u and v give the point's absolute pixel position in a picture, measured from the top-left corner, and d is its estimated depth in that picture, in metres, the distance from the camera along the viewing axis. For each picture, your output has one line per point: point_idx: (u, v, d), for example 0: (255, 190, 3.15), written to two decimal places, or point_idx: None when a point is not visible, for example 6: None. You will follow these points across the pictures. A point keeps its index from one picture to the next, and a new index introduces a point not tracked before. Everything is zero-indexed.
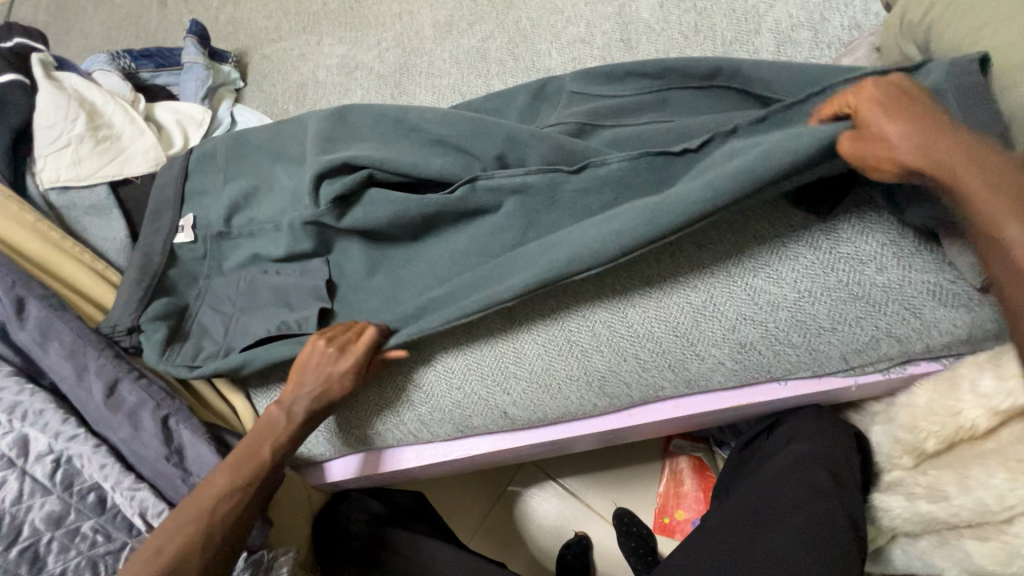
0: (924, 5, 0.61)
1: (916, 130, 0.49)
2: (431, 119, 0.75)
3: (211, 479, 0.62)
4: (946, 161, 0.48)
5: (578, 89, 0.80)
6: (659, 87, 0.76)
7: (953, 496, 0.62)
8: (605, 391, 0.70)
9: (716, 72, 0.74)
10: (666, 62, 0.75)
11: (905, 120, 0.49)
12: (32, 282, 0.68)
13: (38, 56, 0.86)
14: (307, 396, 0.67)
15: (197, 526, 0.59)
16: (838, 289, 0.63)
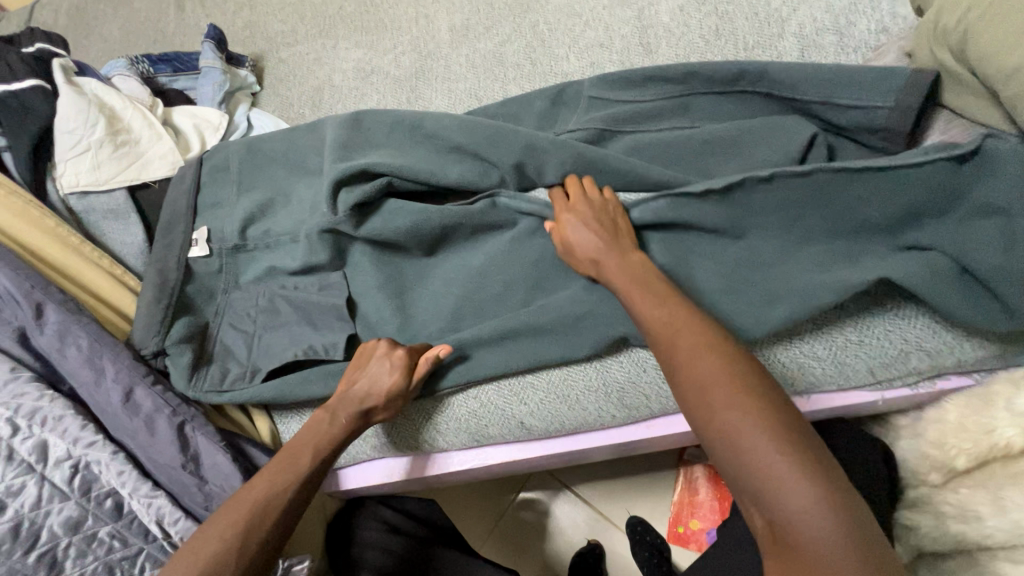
0: (962, 8, 0.59)
1: (590, 225, 0.63)
2: (447, 126, 0.74)
3: (256, 482, 0.60)
4: (597, 253, 0.62)
5: (596, 93, 0.78)
6: (680, 93, 0.75)
7: (985, 517, 0.60)
8: (624, 402, 0.69)
9: (739, 77, 0.72)
10: (688, 66, 0.74)
11: (580, 224, 0.64)
12: (50, 286, 0.67)
13: (59, 61, 0.87)
14: (352, 398, 0.66)
15: (239, 524, 0.56)
16: (868, 311, 0.63)
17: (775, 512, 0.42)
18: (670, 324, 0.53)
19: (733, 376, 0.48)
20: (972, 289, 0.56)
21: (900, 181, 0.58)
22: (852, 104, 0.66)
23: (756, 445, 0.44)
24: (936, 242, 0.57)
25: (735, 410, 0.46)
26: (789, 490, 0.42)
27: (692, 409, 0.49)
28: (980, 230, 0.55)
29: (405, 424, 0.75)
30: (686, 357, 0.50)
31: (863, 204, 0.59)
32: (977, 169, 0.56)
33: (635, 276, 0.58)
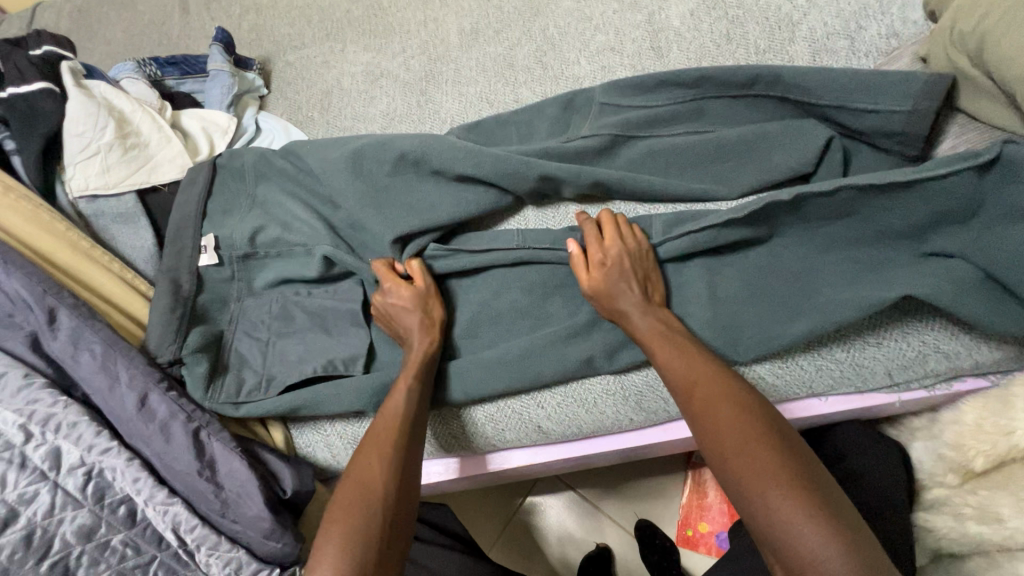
0: (977, 13, 0.60)
1: (624, 274, 0.64)
2: (454, 160, 0.73)
3: (378, 425, 0.62)
4: (626, 306, 0.64)
5: (607, 100, 0.78)
6: (694, 97, 0.74)
7: (1007, 518, 0.60)
8: (642, 406, 0.69)
9: (753, 81, 0.71)
10: (702, 70, 0.73)
11: (613, 268, 0.64)
12: (62, 290, 0.67)
13: (67, 63, 0.86)
14: (412, 326, 0.70)
15: (382, 451, 0.59)
16: (890, 320, 0.64)
17: (797, 562, 0.44)
18: (689, 370, 0.57)
19: (751, 431, 0.51)
20: (998, 295, 0.57)
21: (928, 193, 0.58)
22: (867, 108, 0.66)
23: (775, 497, 0.47)
24: (958, 250, 0.58)
25: (753, 463, 0.49)
26: (808, 540, 0.44)
27: (715, 460, 0.52)
28: (1009, 233, 0.55)
29: (438, 427, 0.74)
30: (706, 408, 0.54)
31: (888, 213, 0.61)
32: (1002, 174, 0.55)
33: (659, 329, 0.62)
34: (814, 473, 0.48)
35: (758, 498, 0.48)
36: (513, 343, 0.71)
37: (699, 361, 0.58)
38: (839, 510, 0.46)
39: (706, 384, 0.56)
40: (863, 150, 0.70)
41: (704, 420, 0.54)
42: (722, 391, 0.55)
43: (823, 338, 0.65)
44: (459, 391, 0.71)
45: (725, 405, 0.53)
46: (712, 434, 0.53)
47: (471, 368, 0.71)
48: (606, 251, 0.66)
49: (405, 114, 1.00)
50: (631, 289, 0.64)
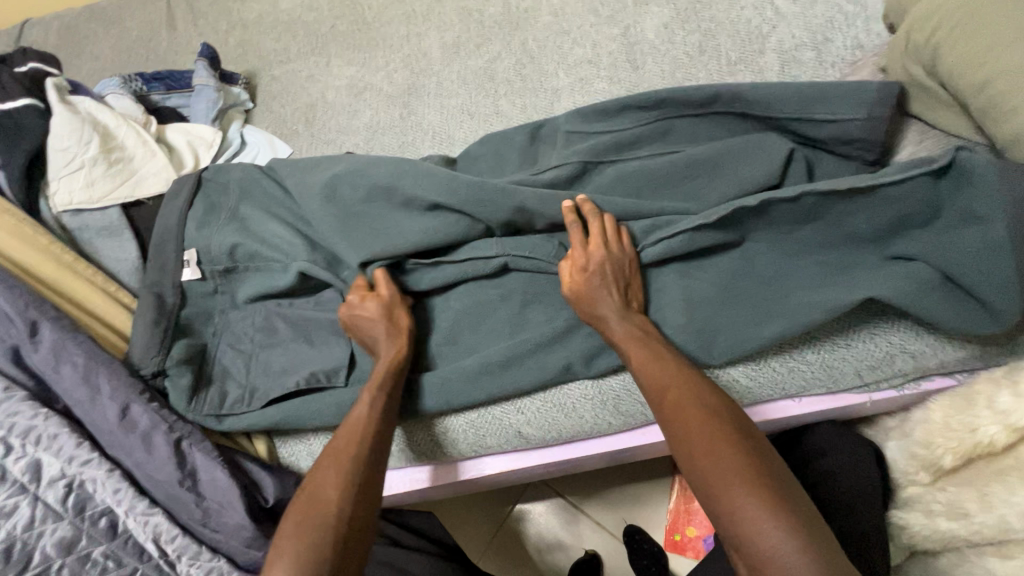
0: (929, 29, 0.62)
1: (606, 281, 0.65)
2: (426, 188, 0.74)
3: (341, 436, 0.62)
4: (604, 311, 0.65)
5: (573, 128, 0.80)
6: (657, 118, 0.77)
7: (974, 513, 0.61)
8: (620, 410, 0.71)
9: (712, 100, 0.74)
10: (661, 92, 0.75)
11: (592, 274, 0.66)
12: (44, 303, 0.67)
13: (52, 80, 0.87)
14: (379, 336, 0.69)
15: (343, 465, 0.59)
16: (858, 323, 0.65)
17: (759, 558, 0.46)
18: (661, 374, 0.59)
19: (718, 432, 0.52)
20: (958, 295, 0.59)
21: (885, 199, 0.61)
22: (826, 119, 0.68)
23: (740, 497, 0.48)
24: (919, 252, 0.60)
25: (720, 463, 0.50)
26: (771, 538, 0.45)
27: (685, 461, 0.53)
28: (964, 237, 0.57)
29: (420, 434, 0.75)
30: (676, 410, 0.56)
31: (851, 216, 0.63)
32: (955, 179, 0.58)
33: (634, 333, 0.63)
34: (779, 474, 0.50)
35: (724, 498, 0.49)
36: (493, 353, 0.71)
37: (671, 365, 0.59)
38: (798, 509, 0.47)
39: (676, 387, 0.57)
40: (826, 159, 0.71)
41: (674, 421, 0.55)
42: (691, 393, 0.56)
43: (794, 340, 0.66)
44: (442, 400, 0.71)
45: (694, 407, 0.55)
46: (681, 436, 0.54)
47: (454, 376, 0.71)
48: (591, 256, 0.66)
49: (388, 126, 1.01)
50: (610, 294, 0.65)
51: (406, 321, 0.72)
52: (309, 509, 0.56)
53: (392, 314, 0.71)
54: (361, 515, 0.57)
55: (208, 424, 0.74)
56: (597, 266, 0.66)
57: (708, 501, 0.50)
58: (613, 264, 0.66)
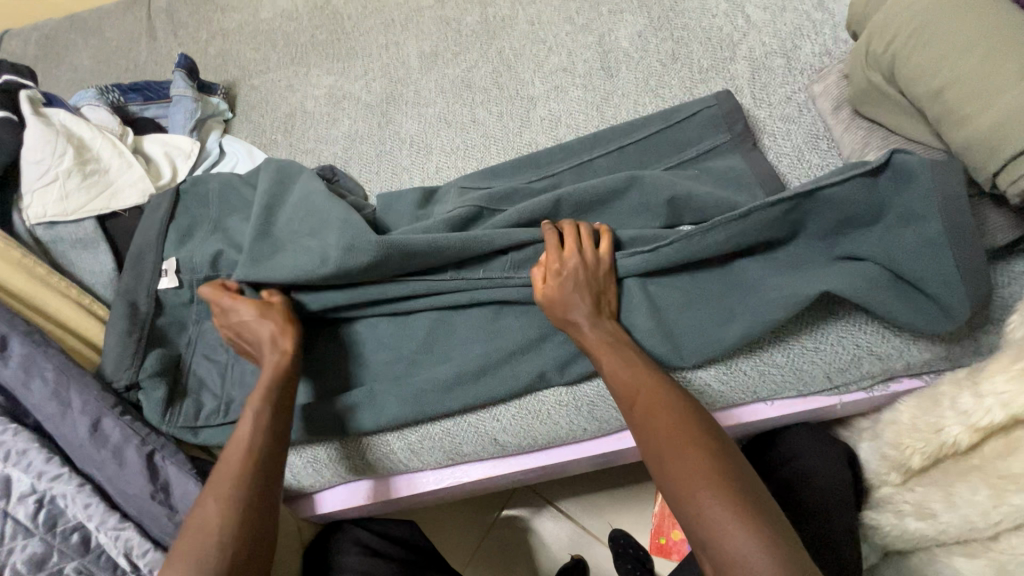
0: (886, 37, 0.64)
1: (580, 287, 0.65)
2: (331, 217, 0.74)
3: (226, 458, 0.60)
4: (576, 317, 0.64)
5: (466, 185, 0.83)
6: (544, 175, 0.82)
7: (940, 513, 0.62)
8: (595, 415, 0.71)
9: (592, 147, 0.82)
10: (544, 151, 0.83)
11: (563, 279, 0.65)
12: (14, 318, 0.67)
13: (26, 92, 0.87)
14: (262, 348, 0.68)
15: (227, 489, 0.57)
16: (823, 324, 0.67)
17: (723, 562, 0.46)
18: (632, 378, 0.59)
19: (687, 436, 0.53)
20: (908, 292, 0.60)
21: (833, 203, 0.62)
22: (695, 145, 0.79)
23: (706, 499, 0.48)
24: (869, 253, 0.62)
25: (687, 466, 0.51)
26: (736, 541, 0.46)
27: (654, 464, 0.53)
28: (904, 236, 0.59)
29: (381, 445, 0.75)
30: (646, 415, 0.56)
31: (808, 221, 0.64)
32: (894, 180, 0.60)
33: (607, 337, 0.64)
34: (745, 477, 0.50)
35: (691, 501, 0.49)
36: (468, 362, 0.72)
37: (643, 370, 0.60)
38: (764, 511, 0.48)
39: (646, 392, 0.58)
40: (749, 179, 0.74)
41: (644, 426, 0.56)
42: (661, 398, 0.57)
43: (762, 343, 0.67)
44: (418, 409, 0.72)
45: (663, 412, 0.55)
46: (651, 442, 0.54)
47: (432, 386, 0.72)
48: (564, 261, 0.66)
49: (367, 135, 1.02)
50: (583, 300, 0.64)
51: (241, 308, 0.69)
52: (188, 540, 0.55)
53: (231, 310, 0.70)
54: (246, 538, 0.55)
55: (183, 438, 0.74)
56: (570, 274, 0.65)
57: (676, 506, 0.51)
58: (585, 272, 0.66)
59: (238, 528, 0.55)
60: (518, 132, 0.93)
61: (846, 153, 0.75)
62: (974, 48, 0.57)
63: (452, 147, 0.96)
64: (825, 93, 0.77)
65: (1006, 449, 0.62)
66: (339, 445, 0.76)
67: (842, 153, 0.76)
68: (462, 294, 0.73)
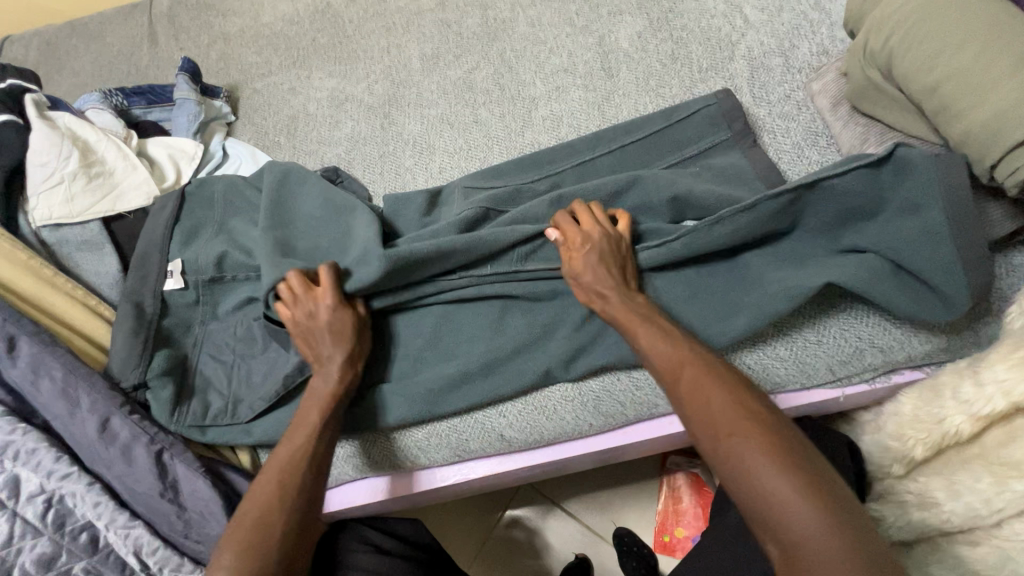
0: (884, 33, 0.65)
1: (604, 259, 0.65)
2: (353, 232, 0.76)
3: (282, 463, 0.62)
4: (606, 293, 0.64)
5: (471, 184, 0.84)
6: (548, 174, 0.82)
7: (943, 502, 0.63)
8: (601, 410, 0.72)
9: (595, 144, 0.82)
10: (546, 151, 0.84)
11: (589, 253, 0.66)
12: (22, 318, 0.67)
13: (31, 96, 0.87)
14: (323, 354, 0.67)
15: (286, 492, 0.60)
16: (825, 316, 0.68)
17: (786, 535, 0.45)
18: (672, 351, 0.58)
19: (738, 408, 0.52)
20: (909, 283, 0.61)
21: (833, 194, 0.63)
22: (699, 141, 0.80)
23: (766, 470, 0.48)
24: (870, 245, 0.63)
25: (743, 437, 0.50)
26: (803, 513, 0.45)
27: (704, 439, 0.52)
28: (904, 228, 0.61)
29: (387, 442, 0.76)
30: (692, 387, 0.55)
31: (808, 215, 0.66)
32: (894, 172, 0.61)
33: (640, 312, 0.63)
34: (800, 447, 0.49)
35: (747, 475, 0.48)
36: (473, 360, 0.72)
37: (682, 343, 0.59)
38: (824, 481, 0.47)
39: (689, 365, 0.57)
40: (749, 177, 0.75)
41: (689, 400, 0.55)
42: (706, 370, 0.56)
43: (765, 337, 0.68)
44: (425, 407, 0.72)
45: (709, 383, 0.55)
46: (699, 415, 0.54)
47: (439, 383, 0.72)
48: (586, 236, 0.67)
49: (369, 136, 1.02)
50: (610, 278, 0.65)
51: (328, 299, 0.67)
52: (247, 535, 0.57)
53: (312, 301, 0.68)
54: (298, 538, 0.59)
55: (191, 437, 0.74)
56: (595, 248, 0.66)
57: (730, 479, 0.50)
58: (609, 245, 0.66)
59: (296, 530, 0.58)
60: (520, 132, 0.94)
61: (845, 149, 0.76)
62: (970, 44, 0.58)
63: (455, 147, 0.97)
64: (824, 91, 0.79)
65: (1007, 438, 0.62)
66: (348, 444, 0.77)
67: (841, 149, 0.77)
68: (466, 289, 0.73)
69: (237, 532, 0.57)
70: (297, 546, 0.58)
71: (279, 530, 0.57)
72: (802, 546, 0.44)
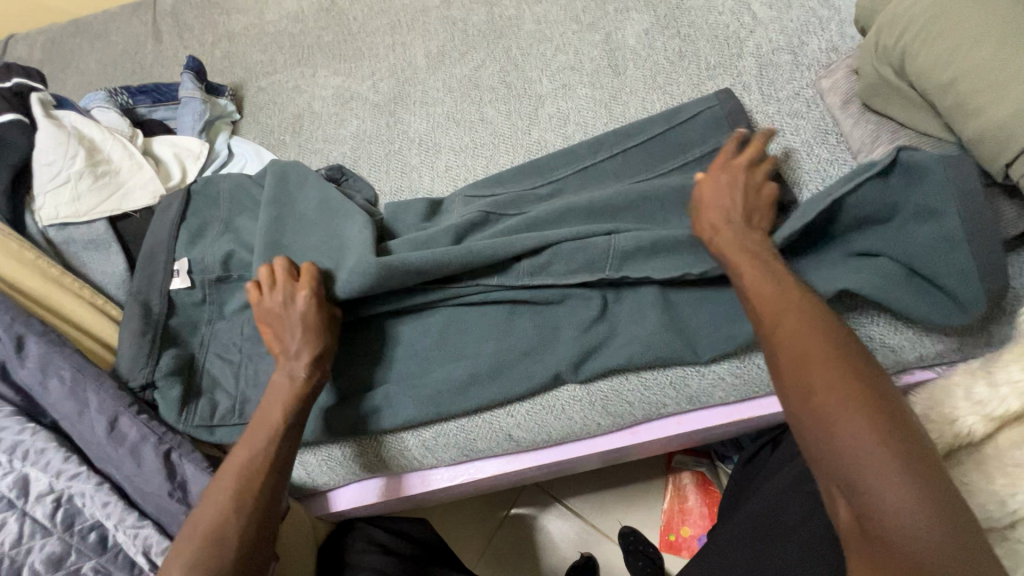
0: (896, 31, 0.65)
1: (739, 197, 0.64)
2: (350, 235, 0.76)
3: (237, 469, 0.61)
4: (722, 229, 0.63)
5: (470, 193, 0.83)
6: (548, 181, 0.82)
7: None
8: (609, 410, 0.72)
9: (596, 148, 0.82)
10: (544, 159, 0.83)
11: (728, 187, 0.65)
12: (30, 318, 0.67)
13: (37, 95, 0.87)
14: (292, 353, 0.67)
15: (245, 497, 0.59)
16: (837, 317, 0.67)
17: (866, 503, 0.44)
18: (777, 297, 0.55)
19: (842, 366, 0.49)
20: (922, 286, 0.61)
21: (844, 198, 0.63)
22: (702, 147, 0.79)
23: (862, 433, 0.45)
24: (883, 248, 0.63)
25: (843, 394, 0.47)
26: (891, 486, 0.43)
27: (796, 389, 0.50)
28: (918, 232, 0.60)
29: (392, 444, 0.76)
30: (792, 335, 0.52)
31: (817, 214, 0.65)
32: (904, 177, 0.61)
33: (750, 249, 0.60)
34: (905, 419, 0.47)
35: (840, 434, 0.46)
36: (481, 363, 0.72)
37: (789, 290, 0.56)
38: (923, 461, 0.44)
39: (793, 313, 0.54)
40: None
41: (786, 346, 0.52)
42: (815, 321, 0.53)
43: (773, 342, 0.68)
44: (434, 409, 0.72)
45: (815, 335, 0.52)
46: (792, 365, 0.51)
47: (449, 386, 0.72)
48: (736, 171, 0.65)
49: (375, 134, 1.02)
50: (736, 218, 0.63)
51: (304, 292, 0.67)
52: (200, 544, 0.57)
53: (288, 293, 0.68)
54: (257, 544, 0.58)
55: (199, 436, 0.75)
56: (735, 183, 0.65)
57: (818, 434, 0.48)
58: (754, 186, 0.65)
59: (255, 535, 0.58)
60: (527, 130, 0.94)
61: (856, 147, 0.75)
62: (985, 41, 0.58)
63: (461, 146, 0.96)
64: (833, 90, 0.78)
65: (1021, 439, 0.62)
66: (356, 444, 0.76)
67: (851, 148, 0.76)
68: (474, 295, 0.74)
69: (189, 541, 0.57)
70: (256, 552, 0.58)
71: (235, 538, 0.57)
72: (884, 519, 0.43)
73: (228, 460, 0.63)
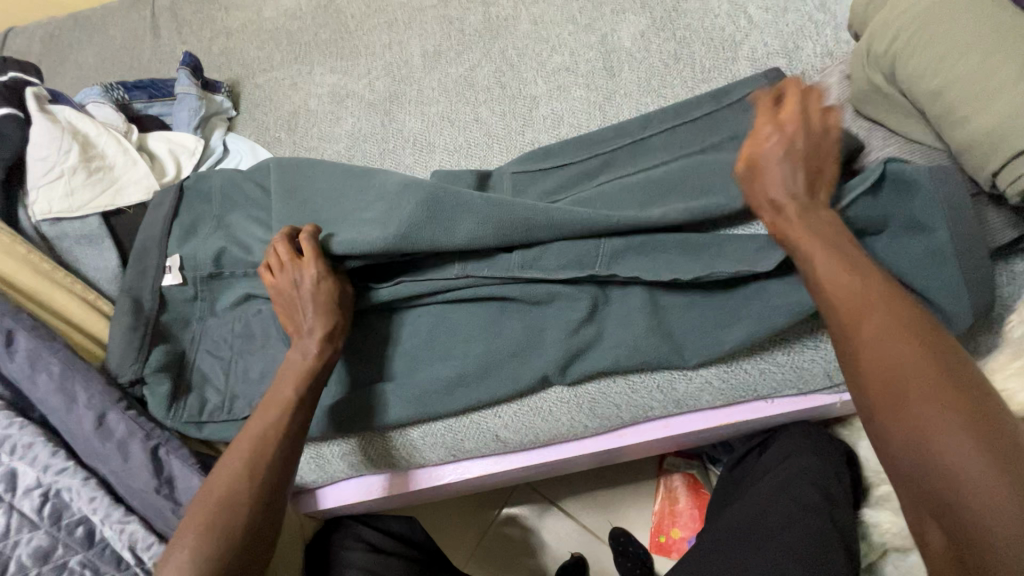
0: (887, 37, 0.65)
1: (793, 161, 0.58)
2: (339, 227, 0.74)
3: (249, 441, 0.62)
4: (784, 204, 0.57)
5: (518, 170, 0.81)
6: (594, 155, 0.79)
7: None
8: (597, 412, 0.72)
9: (646, 123, 0.79)
10: (590, 135, 0.81)
11: (775, 147, 0.59)
12: (20, 313, 0.68)
13: (31, 89, 0.87)
14: (305, 329, 0.68)
15: (257, 467, 0.60)
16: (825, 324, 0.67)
17: (968, 535, 0.38)
18: (855, 290, 0.49)
19: (931, 369, 0.43)
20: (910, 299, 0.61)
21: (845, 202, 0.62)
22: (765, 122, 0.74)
23: (955, 446, 0.40)
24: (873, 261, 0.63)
25: (930, 403, 0.42)
26: (995, 508, 0.37)
27: (874, 393, 0.45)
28: (911, 247, 0.61)
29: (381, 443, 0.76)
30: (869, 334, 0.47)
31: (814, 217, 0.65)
32: (897, 192, 0.61)
33: (819, 231, 0.55)
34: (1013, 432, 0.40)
35: (928, 442, 0.41)
36: (468, 364, 0.72)
37: (869, 284, 0.50)
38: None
39: (876, 308, 0.48)
40: None
41: (859, 344, 0.47)
42: (899, 318, 0.47)
43: (762, 347, 0.69)
44: (424, 410, 0.73)
45: (899, 334, 0.46)
46: (868, 363, 0.46)
47: (440, 387, 0.72)
48: (778, 128, 0.59)
49: (370, 133, 1.02)
50: (797, 192, 0.57)
51: (309, 266, 0.67)
52: (210, 512, 0.57)
53: (290, 268, 0.68)
54: (267, 516, 0.59)
55: (188, 432, 0.75)
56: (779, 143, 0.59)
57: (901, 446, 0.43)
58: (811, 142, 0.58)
59: (265, 505, 0.59)
60: (520, 131, 0.94)
61: None
62: (975, 49, 0.58)
63: (455, 145, 0.96)
64: (827, 94, 0.78)
65: None
66: (344, 443, 0.77)
67: None
68: (466, 292, 0.73)
69: (199, 509, 0.57)
70: (265, 525, 0.59)
71: (246, 509, 0.58)
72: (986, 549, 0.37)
73: (241, 432, 0.63)
